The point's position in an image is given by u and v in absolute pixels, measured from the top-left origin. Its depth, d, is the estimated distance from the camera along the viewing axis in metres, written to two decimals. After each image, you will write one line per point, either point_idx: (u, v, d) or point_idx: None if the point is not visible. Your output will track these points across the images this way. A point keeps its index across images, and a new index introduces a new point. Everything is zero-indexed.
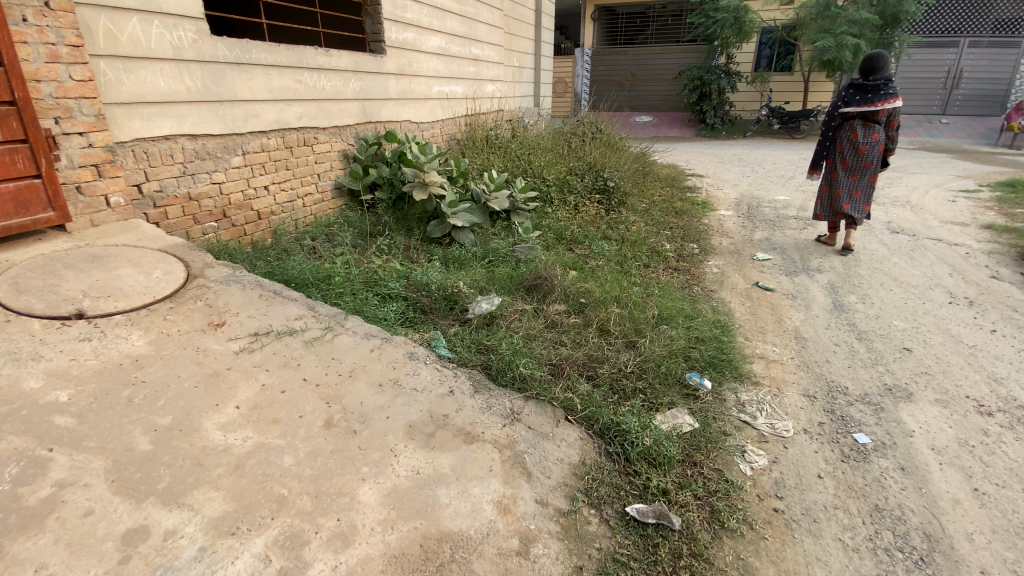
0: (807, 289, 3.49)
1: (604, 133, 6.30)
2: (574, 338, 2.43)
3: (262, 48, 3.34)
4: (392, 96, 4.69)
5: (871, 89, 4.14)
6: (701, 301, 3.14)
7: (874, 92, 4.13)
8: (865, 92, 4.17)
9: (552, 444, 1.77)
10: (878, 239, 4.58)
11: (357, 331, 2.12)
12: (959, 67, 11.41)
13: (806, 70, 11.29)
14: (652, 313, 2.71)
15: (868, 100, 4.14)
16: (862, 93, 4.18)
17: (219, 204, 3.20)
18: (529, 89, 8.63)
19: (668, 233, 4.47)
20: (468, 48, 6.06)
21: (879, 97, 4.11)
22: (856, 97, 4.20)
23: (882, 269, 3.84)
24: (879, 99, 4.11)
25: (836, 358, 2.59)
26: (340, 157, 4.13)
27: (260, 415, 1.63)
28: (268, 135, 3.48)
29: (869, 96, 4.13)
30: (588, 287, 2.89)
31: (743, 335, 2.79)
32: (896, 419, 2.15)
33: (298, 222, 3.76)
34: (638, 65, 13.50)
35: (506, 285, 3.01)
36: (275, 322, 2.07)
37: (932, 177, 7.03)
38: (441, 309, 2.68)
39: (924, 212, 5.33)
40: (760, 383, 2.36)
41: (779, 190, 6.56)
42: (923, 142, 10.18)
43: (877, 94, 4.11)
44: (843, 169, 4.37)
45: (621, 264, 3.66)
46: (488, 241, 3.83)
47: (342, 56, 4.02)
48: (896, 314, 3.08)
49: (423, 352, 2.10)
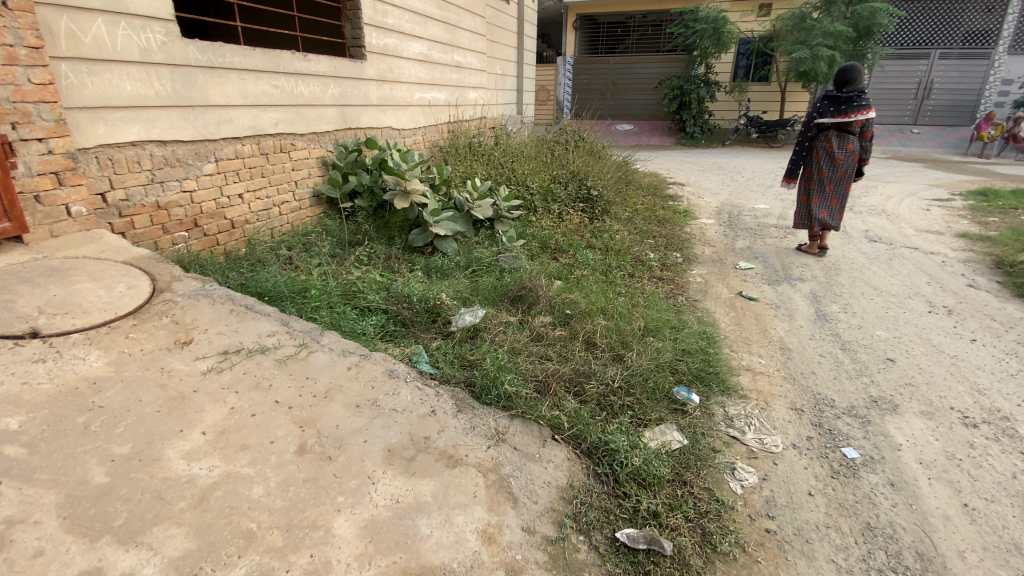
0: (790, 298, 3.49)
1: (586, 141, 6.30)
2: (560, 352, 2.37)
3: (237, 52, 3.23)
4: (372, 102, 4.60)
5: (844, 101, 4.19)
6: (686, 311, 3.11)
7: (847, 104, 4.18)
8: (839, 104, 4.22)
9: (538, 466, 1.71)
10: (857, 247, 4.64)
11: (333, 348, 2.03)
12: (928, 79, 11.78)
13: (783, 81, 11.53)
14: (638, 325, 2.67)
15: (842, 111, 4.20)
16: (836, 104, 4.24)
17: (190, 212, 3.07)
18: (512, 96, 8.62)
19: (652, 242, 4.46)
20: (450, 55, 6.01)
21: (852, 109, 4.17)
22: (830, 108, 4.26)
23: (862, 278, 3.88)
24: (852, 110, 4.17)
25: (822, 369, 2.58)
26: (319, 164, 4.03)
27: (229, 441, 1.53)
28: (243, 141, 3.36)
29: (843, 107, 4.19)
30: (573, 298, 2.84)
31: (729, 347, 2.76)
32: (883, 432, 2.13)
33: (274, 231, 3.65)
34: (619, 73, 13.62)
35: (490, 297, 2.94)
36: (246, 339, 1.97)
37: (906, 186, 7.19)
38: (423, 322, 2.60)
39: (900, 221, 5.43)
40: (747, 397, 2.33)
41: (759, 198, 6.64)
42: (896, 152, 10.46)
43: (851, 105, 4.17)
44: (819, 178, 4.43)
45: (606, 273, 3.63)
46: (472, 251, 3.76)
47: (321, 61, 3.92)
48: (878, 323, 3.10)
49: (403, 370, 2.02)
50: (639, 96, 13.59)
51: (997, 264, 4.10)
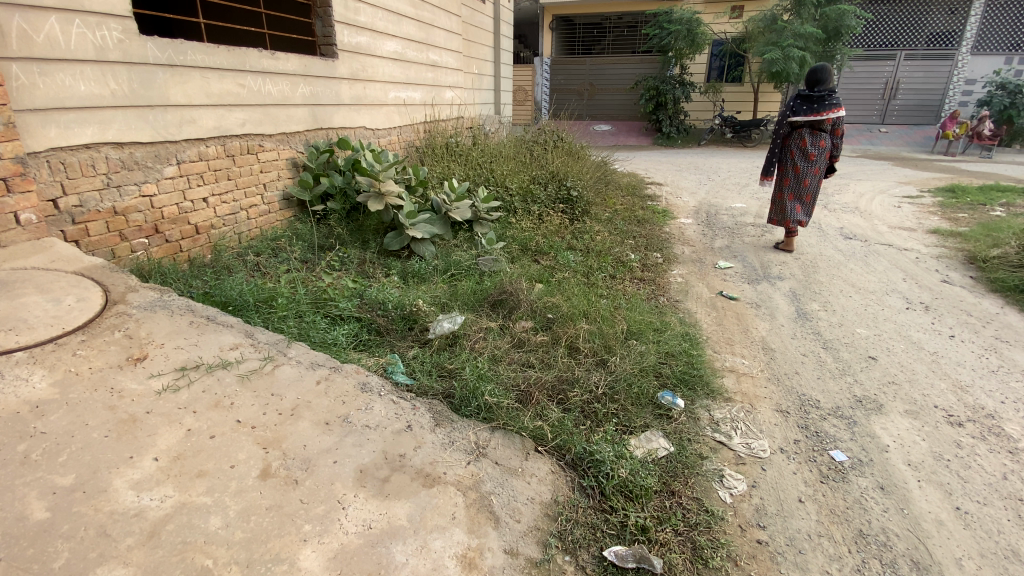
0: (771, 297, 3.48)
1: (564, 142, 6.26)
2: (542, 358, 2.29)
3: (199, 49, 3.07)
4: (345, 101, 4.46)
5: (816, 99, 4.22)
6: (668, 312, 3.07)
7: (819, 102, 4.21)
8: (811, 102, 4.25)
9: (521, 481, 1.62)
10: (833, 244, 4.68)
11: (301, 361, 1.92)
12: (895, 80, 12.10)
13: (756, 81, 11.70)
14: (620, 328, 2.61)
15: (814, 110, 4.22)
16: (808, 103, 4.26)
17: (151, 218, 2.89)
18: (490, 96, 8.53)
19: (632, 243, 4.43)
20: (425, 54, 5.89)
21: (824, 107, 4.20)
22: (803, 107, 4.28)
23: (840, 275, 3.90)
24: (824, 109, 4.20)
25: (805, 369, 2.55)
26: (289, 166, 3.88)
27: (184, 468, 1.41)
28: (207, 143, 3.19)
29: (815, 106, 4.22)
30: (555, 301, 2.76)
31: (712, 348, 2.72)
32: (870, 433, 2.11)
33: (242, 236, 3.49)
34: (596, 74, 13.66)
35: (468, 302, 2.85)
36: (206, 353, 1.84)
37: (876, 183, 7.33)
38: (398, 330, 2.49)
39: (873, 218, 5.51)
40: (732, 399, 2.28)
41: (736, 197, 6.69)
42: (865, 150, 10.69)
43: (823, 104, 4.20)
44: (794, 176, 4.45)
45: (587, 275, 3.57)
46: (450, 254, 3.66)
47: (289, 60, 3.78)
48: (858, 321, 3.10)
49: (377, 382, 1.92)
50: (616, 96, 13.64)
51: (969, 260, 4.17)
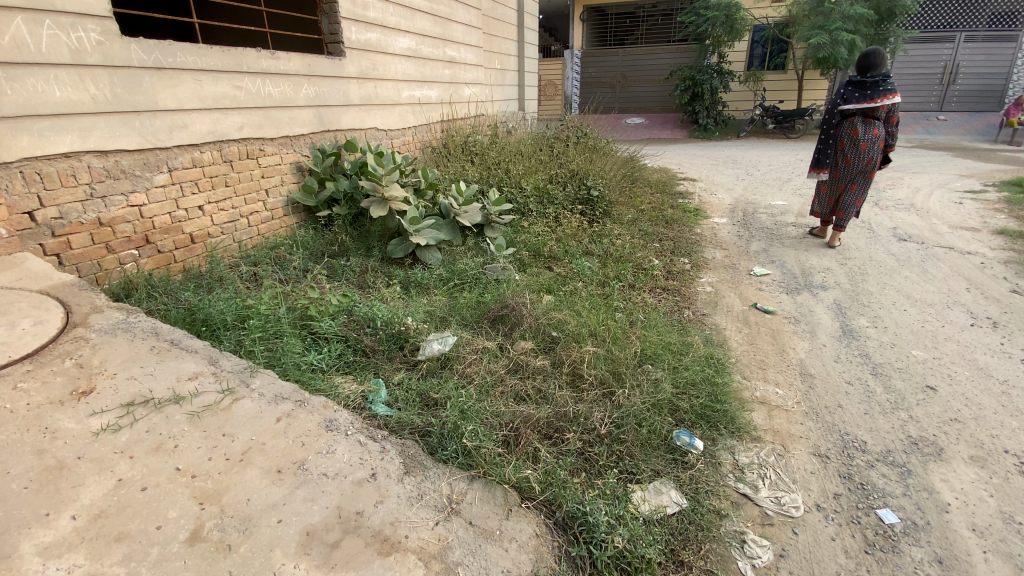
0: (811, 310, 3.09)
1: (589, 137, 5.94)
2: (540, 388, 2.03)
3: (190, 50, 2.95)
4: (354, 101, 4.30)
5: (869, 85, 3.80)
6: (691, 329, 2.75)
7: (873, 89, 3.79)
8: (864, 88, 3.83)
9: (498, 548, 1.37)
10: (885, 247, 4.20)
11: (263, 393, 1.73)
12: (953, 63, 11.11)
13: (800, 68, 10.98)
14: (633, 351, 2.31)
15: (868, 97, 3.80)
16: (860, 89, 3.84)
17: (140, 228, 2.80)
18: (515, 91, 8.27)
19: (657, 247, 4.09)
20: (442, 50, 5.69)
21: (878, 94, 3.79)
22: (855, 94, 3.86)
23: (893, 284, 3.46)
24: (878, 95, 3.78)
25: (850, 402, 2.19)
26: (293, 170, 3.74)
27: (104, 528, 1.24)
28: (201, 148, 3.08)
29: (868, 92, 3.80)
30: (561, 317, 2.50)
31: (740, 373, 2.39)
32: (927, 487, 1.76)
33: (242, 245, 3.37)
34: (628, 65, 13.15)
35: (467, 317, 2.62)
36: (160, 386, 1.68)
37: (934, 176, 6.67)
38: (386, 350, 2.28)
39: (930, 216, 4.96)
40: (760, 439, 1.96)
41: (775, 194, 6.20)
42: (921, 140, 9.85)
43: (876, 90, 3.78)
44: (843, 167, 4.02)
45: (604, 285, 3.27)
46: (456, 261, 3.44)
47: (291, 59, 3.63)
48: (913, 340, 2.70)
49: (346, 418, 1.71)
50: (649, 88, 13.12)
51: None
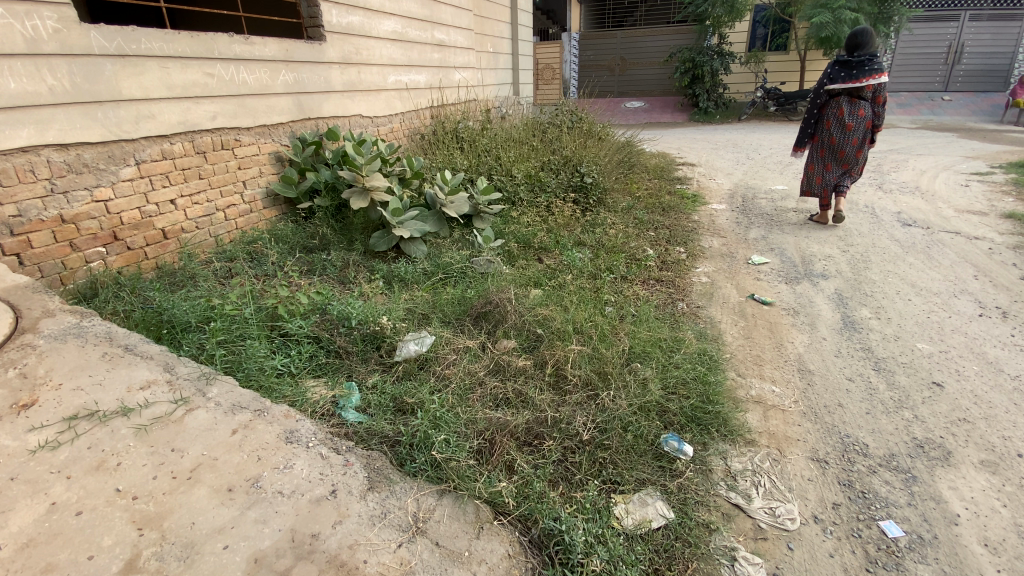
0: (811, 301, 2.96)
1: (584, 122, 5.76)
2: (520, 391, 1.91)
3: (154, 36, 2.80)
4: (336, 88, 4.14)
5: (855, 65, 3.78)
6: (684, 323, 2.62)
7: (859, 68, 3.77)
8: (850, 68, 3.81)
9: (466, 572, 1.26)
10: (888, 232, 4.05)
11: (220, 403, 1.62)
12: (958, 43, 10.82)
13: (803, 49, 10.69)
14: (621, 349, 2.18)
15: (853, 77, 3.79)
16: (846, 69, 3.83)
17: (107, 225, 2.67)
18: (508, 75, 8.05)
19: (652, 235, 3.95)
20: (430, 33, 5.49)
21: (863, 73, 3.77)
22: (841, 74, 3.85)
23: (897, 272, 3.32)
24: (863, 75, 3.76)
25: (851, 401, 2.07)
26: (271, 160, 3.59)
27: (31, 559, 1.13)
28: (170, 139, 2.93)
29: (854, 72, 3.78)
30: (546, 313, 2.37)
31: (735, 369, 2.27)
32: (934, 495, 1.65)
33: (218, 240, 3.24)
34: (627, 47, 12.85)
35: (448, 314, 2.50)
36: (107, 397, 1.57)
37: (939, 158, 6.46)
38: (360, 351, 2.16)
39: (936, 200, 4.79)
40: (755, 443, 1.85)
41: (776, 178, 6.03)
42: (926, 121, 9.60)
43: (862, 70, 3.76)
44: (829, 147, 4.02)
45: (595, 277, 3.14)
46: (442, 254, 3.31)
47: (267, 44, 3.47)
48: (918, 333, 2.57)
49: (308, 428, 1.60)
50: (649, 71, 12.84)
51: None
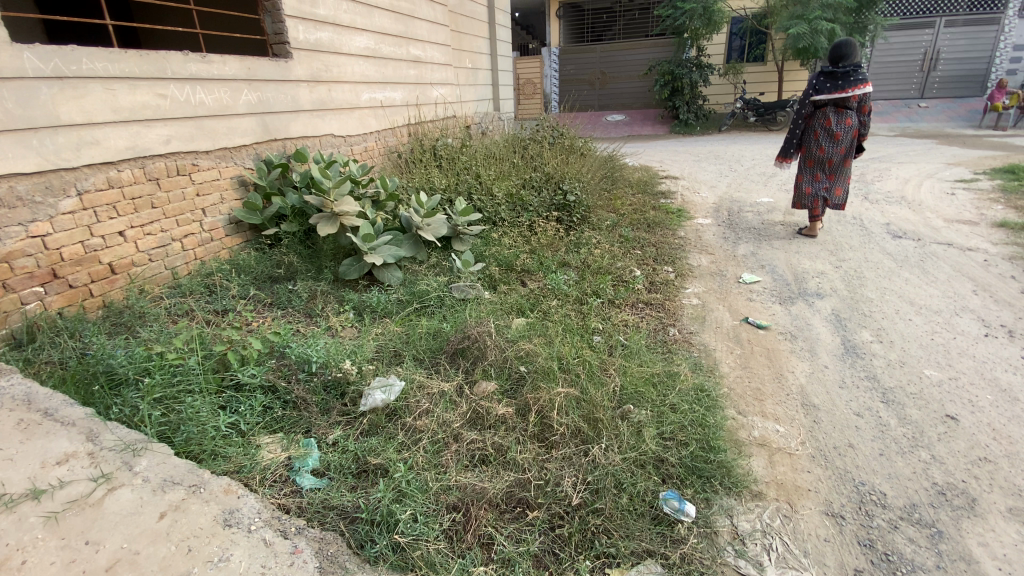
0: (808, 324, 2.81)
1: (566, 137, 5.64)
2: (501, 445, 1.71)
3: (98, 55, 2.58)
4: (305, 107, 3.94)
5: (840, 75, 3.70)
6: (677, 353, 2.45)
7: (844, 79, 3.69)
8: (835, 79, 3.73)
9: None
10: (880, 245, 3.95)
11: (149, 479, 1.39)
12: (934, 49, 11.01)
13: (780, 60, 10.79)
14: (612, 389, 1.99)
15: (839, 87, 3.70)
16: (831, 80, 3.74)
17: (45, 262, 2.41)
18: (488, 91, 7.93)
19: (639, 254, 3.80)
20: (405, 49, 5.34)
21: (849, 83, 3.69)
22: (826, 84, 3.76)
23: (893, 289, 3.19)
24: (849, 85, 3.69)
25: (863, 441, 1.90)
26: (234, 185, 3.37)
27: None
28: (119, 166, 2.70)
29: (839, 82, 3.70)
30: (530, 349, 2.17)
31: (734, 406, 2.09)
32: (964, 555, 1.47)
33: (175, 273, 2.99)
34: (607, 61, 12.88)
35: (423, 351, 2.28)
36: (15, 475, 1.32)
37: (922, 166, 6.44)
38: (321, 401, 1.94)
39: (923, 210, 4.72)
40: (763, 496, 1.66)
41: (761, 190, 5.95)
42: (904, 128, 9.68)
43: (848, 80, 3.68)
44: (817, 157, 3.93)
45: (581, 302, 2.96)
46: (418, 281, 3.11)
47: (227, 62, 3.26)
48: (924, 357, 2.42)
49: (252, 507, 1.37)
50: (629, 84, 12.88)
51: None
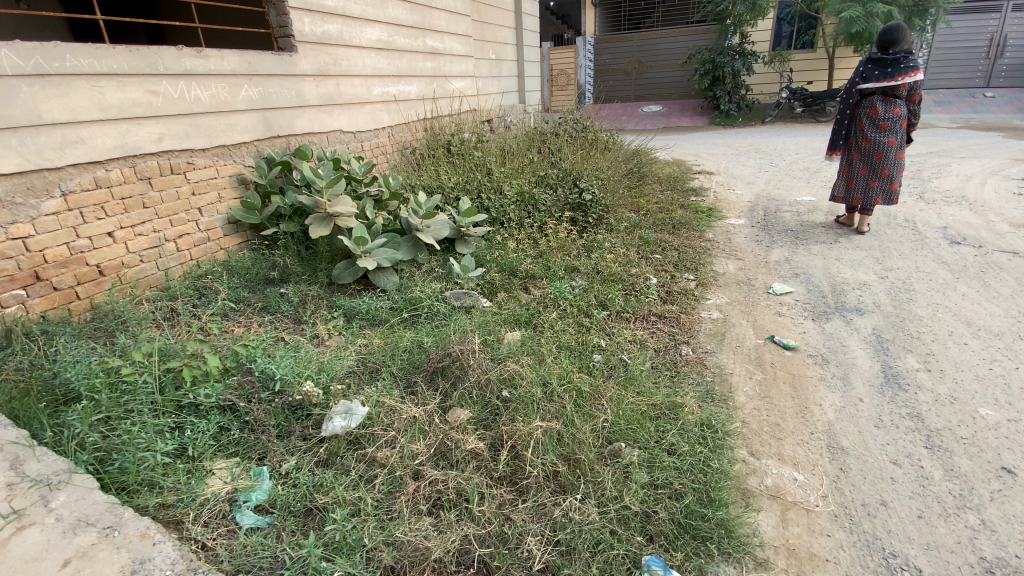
0: (843, 345, 2.47)
1: (589, 131, 5.35)
2: (464, 489, 1.51)
3: (83, 52, 2.50)
4: (310, 102, 3.82)
5: (890, 62, 3.32)
6: (687, 377, 2.18)
7: (894, 66, 3.31)
8: (884, 66, 3.35)
9: None
10: (934, 253, 3.50)
11: (60, 519, 1.27)
12: (1001, 34, 10.05)
13: (831, 46, 10.04)
14: (601, 424, 1.75)
15: (888, 74, 3.32)
16: (880, 67, 3.36)
17: (26, 264, 2.36)
18: (514, 83, 7.69)
19: (658, 259, 3.50)
20: (422, 41, 5.17)
21: (899, 71, 3.30)
22: (874, 72, 3.38)
23: (947, 305, 2.79)
24: (899, 72, 3.30)
25: (899, 499, 1.59)
26: (232, 183, 3.28)
27: None
28: (106, 165, 2.63)
29: (889, 69, 3.32)
30: (515, 371, 1.95)
31: (746, 446, 1.81)
32: None
33: (168, 274, 2.92)
34: (643, 50, 12.36)
35: (402, 368, 2.09)
36: None
37: (985, 162, 5.81)
38: (281, 424, 1.78)
39: (986, 212, 4.20)
40: (769, 566, 1.40)
41: (802, 188, 5.48)
42: (968, 120, 8.84)
43: (898, 67, 3.30)
44: (863, 148, 3.51)
45: (586, 313, 2.71)
46: (414, 286, 2.93)
47: (225, 57, 3.16)
48: (979, 393, 2.06)
49: (166, 556, 1.24)
50: (666, 73, 12.33)
51: None
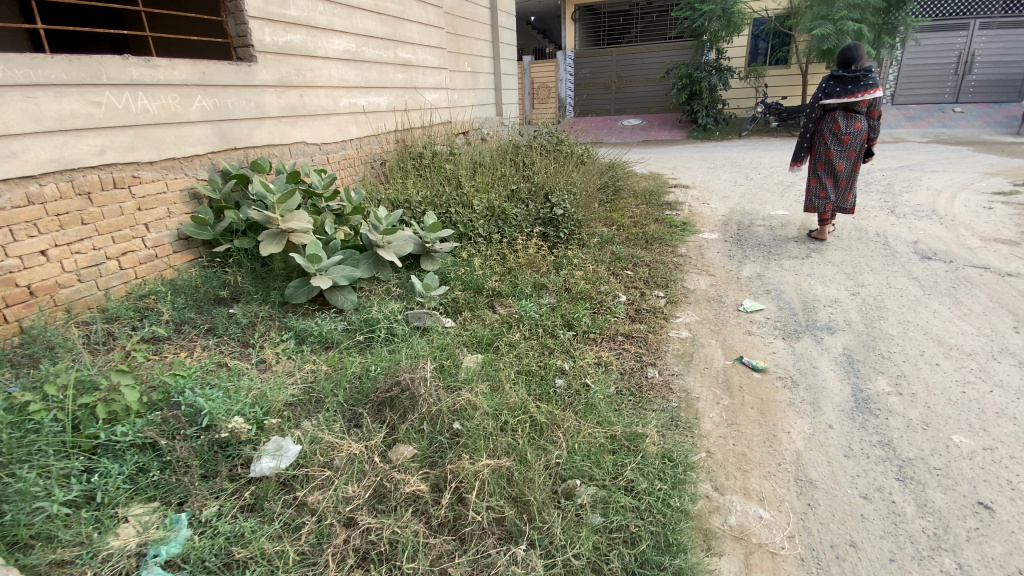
0: (814, 367, 2.39)
1: (563, 143, 5.29)
2: (398, 538, 1.39)
3: (18, 62, 2.36)
4: (271, 113, 3.68)
5: (850, 79, 3.30)
6: (651, 403, 2.08)
7: (854, 83, 3.30)
8: (845, 82, 3.34)
9: None
10: (905, 268, 3.48)
11: None
12: (970, 52, 10.32)
13: (804, 63, 10.22)
14: (555, 459, 1.64)
15: (848, 91, 3.31)
16: (842, 84, 3.34)
17: None
18: (490, 95, 7.63)
19: (629, 275, 3.41)
20: (392, 52, 5.07)
21: (860, 87, 3.29)
22: (836, 88, 3.36)
23: (919, 323, 2.74)
24: (859, 89, 3.29)
25: (871, 540, 1.50)
26: (184, 198, 3.12)
27: None
28: (41, 180, 2.46)
29: (850, 86, 3.31)
30: (468, 401, 1.81)
31: (710, 480, 1.71)
32: None
33: (109, 293, 2.74)
34: (622, 64, 12.46)
35: (347, 398, 1.94)
36: None
37: (955, 175, 5.88)
38: (207, 465, 1.62)
39: (957, 226, 4.21)
40: None
41: (776, 202, 5.47)
42: (938, 134, 9.03)
43: (858, 84, 3.29)
44: (825, 161, 3.51)
45: (550, 334, 2.60)
46: (371, 305, 2.79)
47: (176, 66, 3.01)
48: (952, 418, 1.99)
49: None
50: (644, 87, 12.44)
51: None
